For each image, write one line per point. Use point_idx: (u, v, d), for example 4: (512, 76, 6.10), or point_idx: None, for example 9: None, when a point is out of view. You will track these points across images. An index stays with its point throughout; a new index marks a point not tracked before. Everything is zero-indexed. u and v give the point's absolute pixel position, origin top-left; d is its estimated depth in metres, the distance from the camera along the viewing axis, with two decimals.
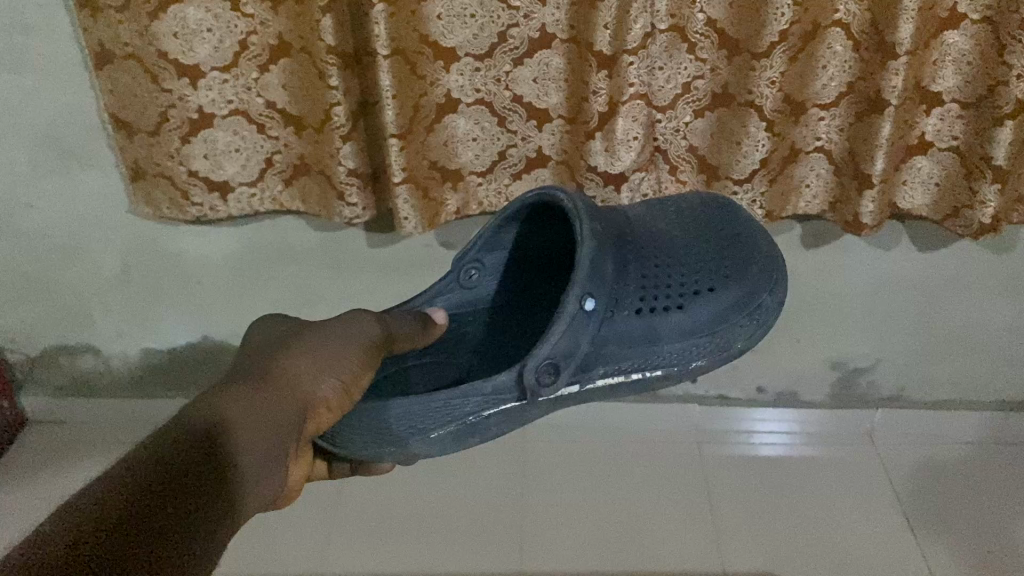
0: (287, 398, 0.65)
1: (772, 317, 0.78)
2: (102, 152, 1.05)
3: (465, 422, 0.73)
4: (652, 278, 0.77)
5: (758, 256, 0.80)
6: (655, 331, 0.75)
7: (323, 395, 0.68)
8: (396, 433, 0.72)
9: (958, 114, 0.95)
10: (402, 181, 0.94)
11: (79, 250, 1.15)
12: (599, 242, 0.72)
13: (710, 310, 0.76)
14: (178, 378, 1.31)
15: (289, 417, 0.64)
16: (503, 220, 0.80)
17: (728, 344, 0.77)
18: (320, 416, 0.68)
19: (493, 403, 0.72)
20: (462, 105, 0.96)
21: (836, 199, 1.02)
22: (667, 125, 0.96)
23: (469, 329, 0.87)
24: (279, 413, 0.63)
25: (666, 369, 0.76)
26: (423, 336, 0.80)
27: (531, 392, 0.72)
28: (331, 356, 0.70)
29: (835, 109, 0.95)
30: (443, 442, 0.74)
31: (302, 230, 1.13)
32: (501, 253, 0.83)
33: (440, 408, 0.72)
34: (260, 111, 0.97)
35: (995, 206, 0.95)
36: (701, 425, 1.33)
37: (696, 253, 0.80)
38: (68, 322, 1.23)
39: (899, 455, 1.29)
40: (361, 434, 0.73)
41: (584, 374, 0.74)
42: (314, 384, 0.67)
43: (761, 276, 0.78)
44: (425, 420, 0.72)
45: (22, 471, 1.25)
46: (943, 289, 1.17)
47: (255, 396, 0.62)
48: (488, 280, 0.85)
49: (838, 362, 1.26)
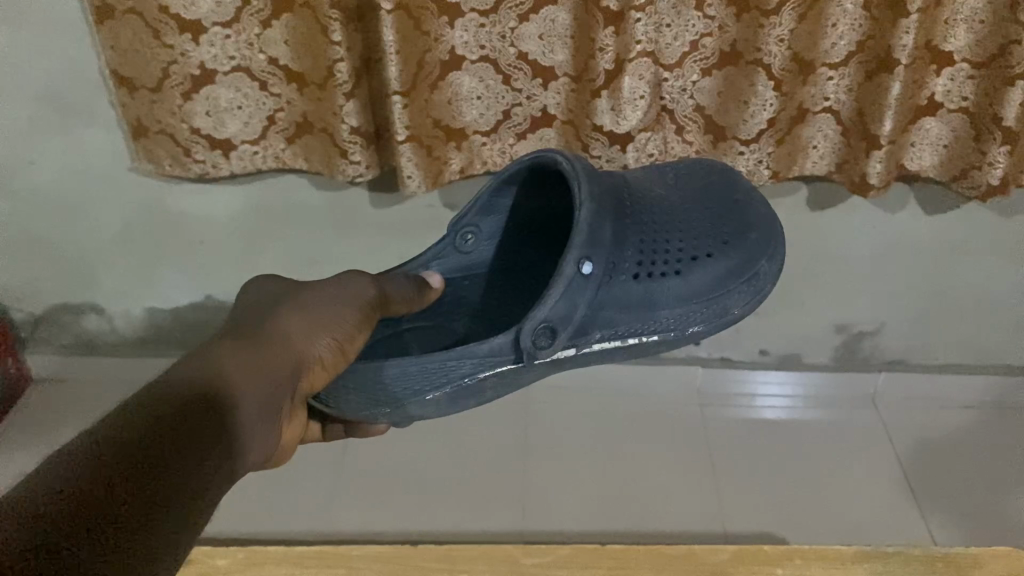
0: (279, 357, 0.59)
1: (771, 284, 0.72)
2: (102, 110, 1.05)
3: (460, 385, 0.66)
4: (651, 240, 0.71)
5: (759, 220, 0.74)
6: (654, 295, 0.69)
7: (315, 357, 0.62)
8: (391, 394, 0.67)
9: (969, 74, 0.91)
10: (406, 139, 0.92)
11: (83, 207, 1.15)
12: (598, 203, 0.66)
13: (711, 275, 0.70)
14: (182, 337, 1.31)
15: (285, 376, 0.59)
16: (499, 182, 0.73)
17: (727, 312, 0.71)
18: (316, 377, 0.63)
19: (488, 366, 0.66)
20: (467, 62, 0.93)
21: (844, 160, 0.99)
22: (674, 84, 0.92)
23: (465, 301, 0.80)
24: (275, 371, 0.58)
25: (664, 334, 0.70)
26: (417, 300, 0.73)
27: (528, 354, 0.65)
28: (325, 316, 0.64)
29: (844, 68, 0.92)
30: (439, 404, 0.68)
31: (305, 189, 1.12)
32: (500, 217, 0.76)
33: (435, 370, 0.66)
34: (263, 68, 0.95)
35: (1005, 167, 0.92)
36: (703, 388, 1.32)
37: (696, 214, 0.74)
38: (74, 280, 1.24)
39: (901, 419, 1.28)
40: (359, 389, 0.67)
41: (581, 338, 0.68)
42: (310, 344, 0.62)
43: (761, 241, 0.72)
44: (420, 383, 0.66)
45: (28, 427, 1.28)
46: (950, 252, 1.15)
47: (241, 357, 0.56)
48: (486, 247, 0.78)
49: (843, 325, 1.25)
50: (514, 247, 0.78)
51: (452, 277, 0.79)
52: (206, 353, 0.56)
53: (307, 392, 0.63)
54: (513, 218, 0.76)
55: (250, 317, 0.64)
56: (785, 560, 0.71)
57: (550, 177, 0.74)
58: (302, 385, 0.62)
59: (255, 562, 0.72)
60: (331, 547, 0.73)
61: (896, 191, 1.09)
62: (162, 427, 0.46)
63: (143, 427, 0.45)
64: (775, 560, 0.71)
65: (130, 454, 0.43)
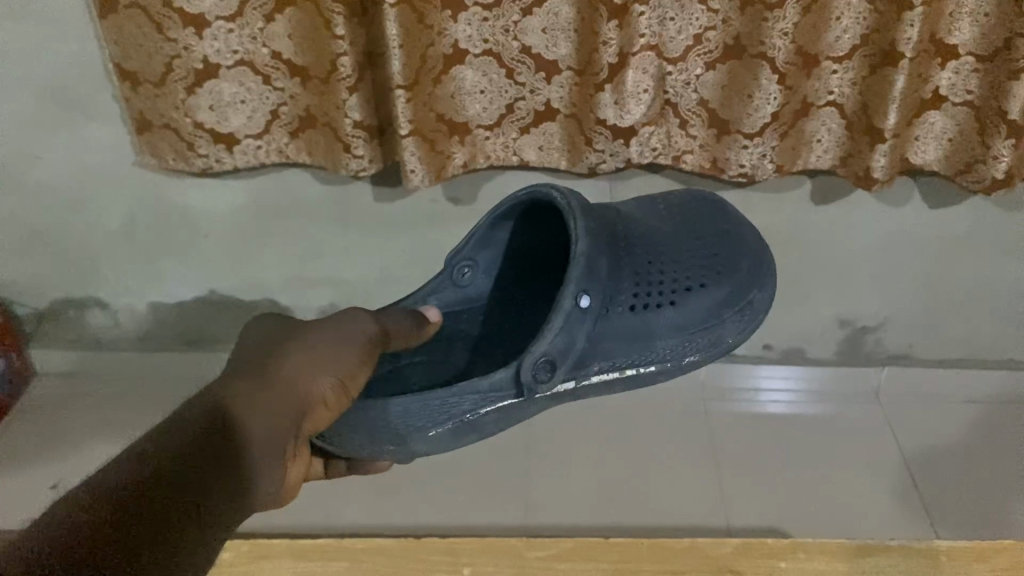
0: (281, 399, 0.57)
1: (763, 313, 0.73)
2: (106, 104, 1.05)
3: (463, 422, 0.65)
4: (646, 272, 0.71)
5: (748, 250, 0.74)
6: (650, 327, 0.69)
7: (319, 397, 0.60)
8: (394, 431, 0.64)
9: (974, 68, 0.91)
10: (409, 133, 0.92)
11: (87, 201, 1.15)
12: (595, 237, 0.66)
13: (704, 306, 0.70)
14: (186, 332, 1.32)
15: (289, 417, 0.56)
16: (494, 216, 0.72)
17: (721, 341, 0.71)
18: (320, 418, 0.60)
19: (490, 402, 0.65)
20: (471, 56, 0.93)
21: (847, 153, 0.99)
22: (677, 78, 0.93)
23: (463, 334, 0.77)
24: (276, 412, 0.55)
25: (661, 364, 0.70)
26: (417, 335, 0.71)
27: (530, 388, 0.65)
28: (328, 354, 0.62)
29: (848, 62, 0.92)
30: (442, 439, 0.66)
31: (308, 183, 1.12)
32: (497, 250, 0.75)
33: (437, 407, 0.64)
34: (266, 62, 0.95)
35: (1009, 160, 0.91)
36: (705, 382, 1.32)
37: (689, 245, 0.74)
38: (78, 274, 1.24)
39: (904, 413, 1.28)
40: (361, 428, 0.65)
41: (580, 370, 0.67)
42: (313, 382, 0.60)
43: (751, 272, 0.73)
44: (423, 420, 0.64)
45: (32, 422, 1.28)
46: (953, 246, 1.15)
47: (244, 402, 0.54)
48: (484, 279, 0.76)
49: (846, 320, 1.25)
50: (511, 278, 0.77)
51: (450, 312, 0.77)
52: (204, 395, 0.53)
53: (309, 434, 0.60)
54: (508, 253, 0.75)
55: (248, 361, 0.60)
56: (789, 553, 0.68)
57: (545, 210, 0.73)
58: (306, 426, 0.59)
59: (258, 555, 0.69)
60: (330, 540, 0.70)
61: (900, 185, 1.09)
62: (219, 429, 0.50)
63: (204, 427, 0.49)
64: (779, 552, 0.68)
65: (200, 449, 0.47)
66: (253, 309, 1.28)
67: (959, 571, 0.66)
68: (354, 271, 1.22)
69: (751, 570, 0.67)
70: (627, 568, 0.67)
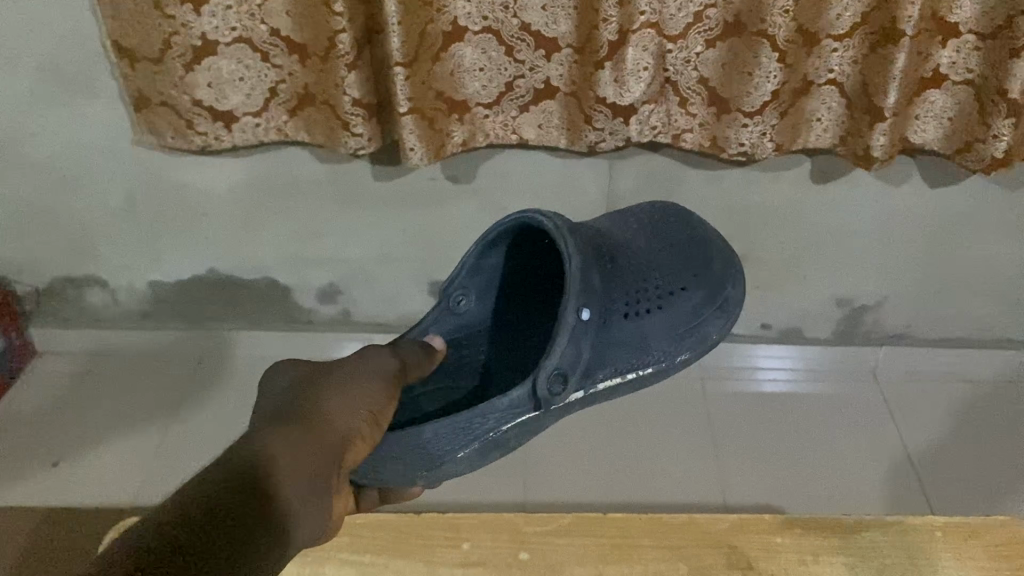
0: (321, 442, 0.55)
1: (739, 308, 0.75)
2: (105, 82, 1.04)
3: (488, 440, 0.63)
4: (630, 281, 0.72)
5: (714, 253, 0.77)
6: (644, 332, 0.70)
7: (354, 432, 0.58)
8: (428, 457, 0.62)
9: (975, 46, 0.90)
10: (408, 111, 0.91)
11: (86, 180, 1.15)
12: (584, 251, 0.67)
13: (688, 307, 0.72)
14: (185, 310, 1.32)
15: (327, 461, 0.54)
16: (481, 245, 0.72)
17: (708, 340, 0.73)
18: (358, 452, 0.58)
19: (510, 419, 0.63)
20: (470, 34, 0.93)
21: (847, 132, 0.99)
22: (677, 56, 0.92)
23: (468, 359, 0.77)
24: (320, 454, 0.54)
25: (659, 367, 0.71)
26: (430, 365, 0.69)
27: (546, 402, 0.64)
28: (357, 388, 0.60)
29: (849, 40, 0.91)
30: (472, 459, 0.64)
31: (307, 162, 1.12)
32: (486, 277, 0.74)
33: (462, 427, 0.62)
34: (265, 39, 0.94)
35: (1009, 139, 0.92)
36: (703, 361, 1.32)
37: (665, 255, 0.76)
38: (77, 253, 1.24)
39: (902, 391, 1.29)
40: (397, 458, 0.62)
41: (589, 380, 0.67)
42: (348, 421, 0.58)
43: (725, 272, 0.76)
44: (452, 442, 0.62)
45: (33, 399, 1.28)
46: (952, 226, 1.15)
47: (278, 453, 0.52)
48: (479, 310, 0.76)
49: (845, 299, 1.25)
50: (501, 309, 0.76)
51: (451, 340, 0.76)
52: (244, 446, 0.51)
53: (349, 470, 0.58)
54: (497, 281, 0.75)
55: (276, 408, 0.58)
56: (786, 528, 0.69)
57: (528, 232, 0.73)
58: (347, 460, 0.57)
59: None
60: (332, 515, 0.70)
61: (900, 164, 1.09)
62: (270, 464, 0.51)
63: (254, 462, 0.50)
64: (776, 528, 0.69)
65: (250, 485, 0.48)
66: (253, 288, 1.28)
67: (954, 546, 0.67)
68: (354, 250, 1.23)
69: (749, 545, 0.67)
70: (625, 541, 0.68)
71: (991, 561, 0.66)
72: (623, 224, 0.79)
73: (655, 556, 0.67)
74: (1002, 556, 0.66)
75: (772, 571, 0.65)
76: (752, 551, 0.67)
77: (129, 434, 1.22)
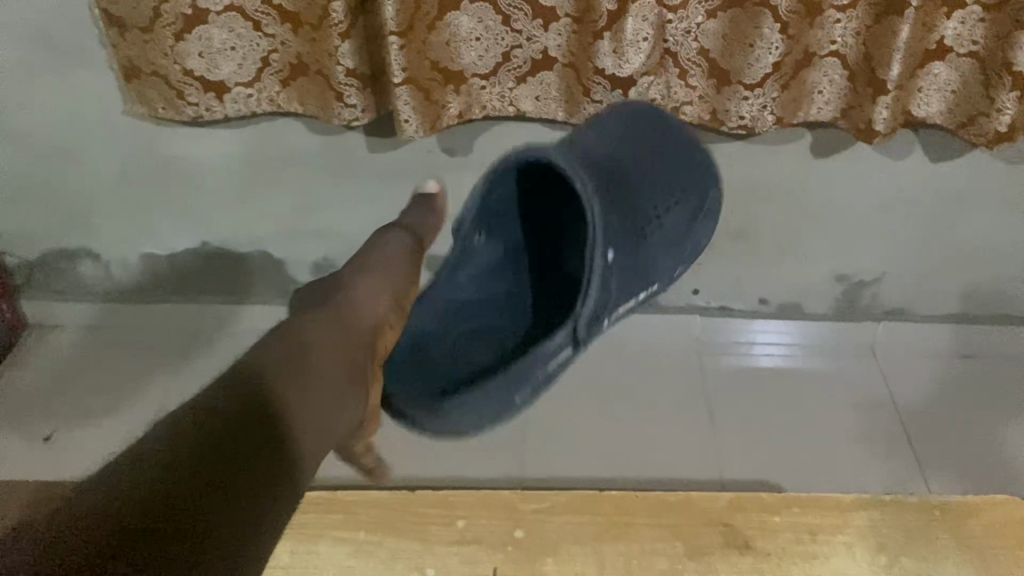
0: (347, 334, 0.63)
1: (716, 207, 0.83)
2: (95, 51, 1.02)
3: (537, 382, 0.64)
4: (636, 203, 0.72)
5: (697, 156, 0.81)
6: (647, 242, 0.72)
7: (381, 320, 0.67)
8: (492, 405, 0.63)
9: (980, 18, 0.89)
10: (402, 82, 0.90)
11: (77, 151, 1.13)
12: (598, 186, 0.66)
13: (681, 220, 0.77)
14: (178, 283, 1.30)
15: (357, 350, 0.62)
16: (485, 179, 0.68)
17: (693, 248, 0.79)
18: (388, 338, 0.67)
19: (551, 360, 0.64)
20: (466, 2, 0.91)
21: (849, 105, 0.97)
22: (678, 26, 0.90)
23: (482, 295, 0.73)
24: (314, 365, 0.57)
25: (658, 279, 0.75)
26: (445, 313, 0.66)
27: (583, 342, 0.65)
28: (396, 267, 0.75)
29: (852, 10, 0.90)
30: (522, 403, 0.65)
31: (301, 134, 1.11)
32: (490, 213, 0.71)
33: (515, 375, 0.63)
34: (257, 8, 0.92)
35: (1013, 114, 0.90)
36: (700, 336, 1.31)
37: (648, 161, 0.76)
38: (69, 225, 1.22)
39: (900, 367, 1.28)
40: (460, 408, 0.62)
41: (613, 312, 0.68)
42: (372, 307, 0.68)
43: (705, 173, 0.81)
44: (508, 391, 0.63)
45: (24, 372, 1.26)
46: (953, 202, 1.14)
47: (311, 339, 0.60)
48: (486, 246, 0.73)
49: (844, 275, 1.24)
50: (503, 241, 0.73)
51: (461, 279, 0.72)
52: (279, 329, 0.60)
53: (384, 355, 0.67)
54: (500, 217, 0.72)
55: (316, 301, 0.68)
56: (783, 506, 0.67)
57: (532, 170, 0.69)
58: (379, 351, 0.65)
59: None
60: (327, 493, 0.69)
61: (901, 138, 1.08)
62: (245, 423, 0.49)
63: (228, 412, 0.49)
64: (774, 506, 0.68)
65: (210, 441, 0.47)
66: (247, 261, 1.27)
67: (952, 526, 0.66)
68: (348, 224, 1.21)
69: (746, 525, 0.66)
70: (622, 520, 0.67)
71: (990, 542, 0.65)
72: (603, 136, 0.77)
73: (652, 536, 0.66)
74: (1001, 537, 0.65)
75: (769, 551, 0.65)
76: (749, 530, 0.66)
77: (122, 408, 1.21)
